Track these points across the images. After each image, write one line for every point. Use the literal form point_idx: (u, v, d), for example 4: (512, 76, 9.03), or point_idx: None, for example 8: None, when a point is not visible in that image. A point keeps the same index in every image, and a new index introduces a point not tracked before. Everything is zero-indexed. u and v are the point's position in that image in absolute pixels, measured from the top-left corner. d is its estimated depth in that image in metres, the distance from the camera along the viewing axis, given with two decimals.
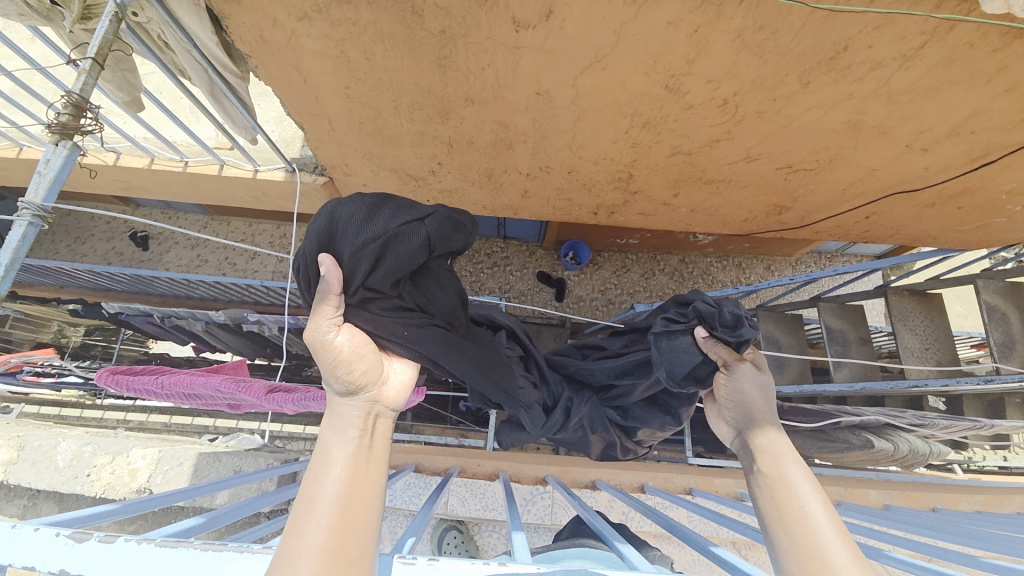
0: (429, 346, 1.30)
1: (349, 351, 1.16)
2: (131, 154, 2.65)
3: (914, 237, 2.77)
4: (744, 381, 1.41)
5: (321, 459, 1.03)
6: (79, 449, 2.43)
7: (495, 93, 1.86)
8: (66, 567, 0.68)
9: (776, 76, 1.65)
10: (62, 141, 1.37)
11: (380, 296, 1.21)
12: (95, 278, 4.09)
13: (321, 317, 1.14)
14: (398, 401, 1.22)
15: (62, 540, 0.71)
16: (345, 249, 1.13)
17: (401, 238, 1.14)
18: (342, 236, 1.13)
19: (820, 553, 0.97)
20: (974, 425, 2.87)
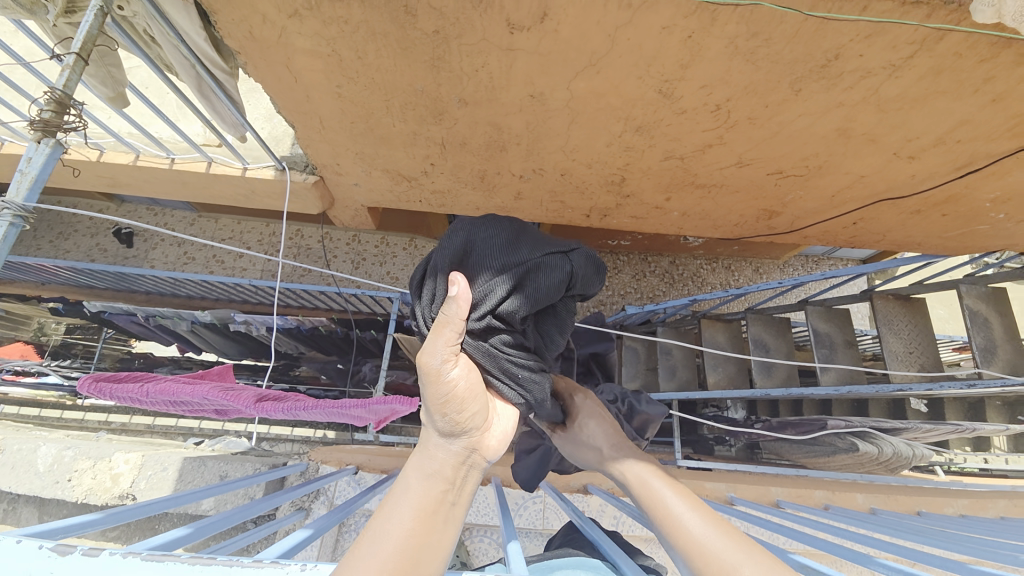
0: (534, 392, 1.23)
1: (464, 387, 1.08)
2: (116, 150, 2.60)
3: (900, 243, 2.81)
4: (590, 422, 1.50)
5: (398, 498, 0.95)
6: (59, 454, 2.37)
7: (489, 94, 1.85)
8: None
9: (768, 83, 1.66)
10: (45, 139, 1.34)
11: (507, 326, 1.17)
12: (76, 275, 4.00)
13: (438, 342, 1.03)
14: (495, 455, 1.15)
15: (44, 553, 0.68)
16: (486, 268, 1.11)
17: (546, 270, 1.14)
18: (485, 255, 1.13)
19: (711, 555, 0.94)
20: (956, 428, 2.91)
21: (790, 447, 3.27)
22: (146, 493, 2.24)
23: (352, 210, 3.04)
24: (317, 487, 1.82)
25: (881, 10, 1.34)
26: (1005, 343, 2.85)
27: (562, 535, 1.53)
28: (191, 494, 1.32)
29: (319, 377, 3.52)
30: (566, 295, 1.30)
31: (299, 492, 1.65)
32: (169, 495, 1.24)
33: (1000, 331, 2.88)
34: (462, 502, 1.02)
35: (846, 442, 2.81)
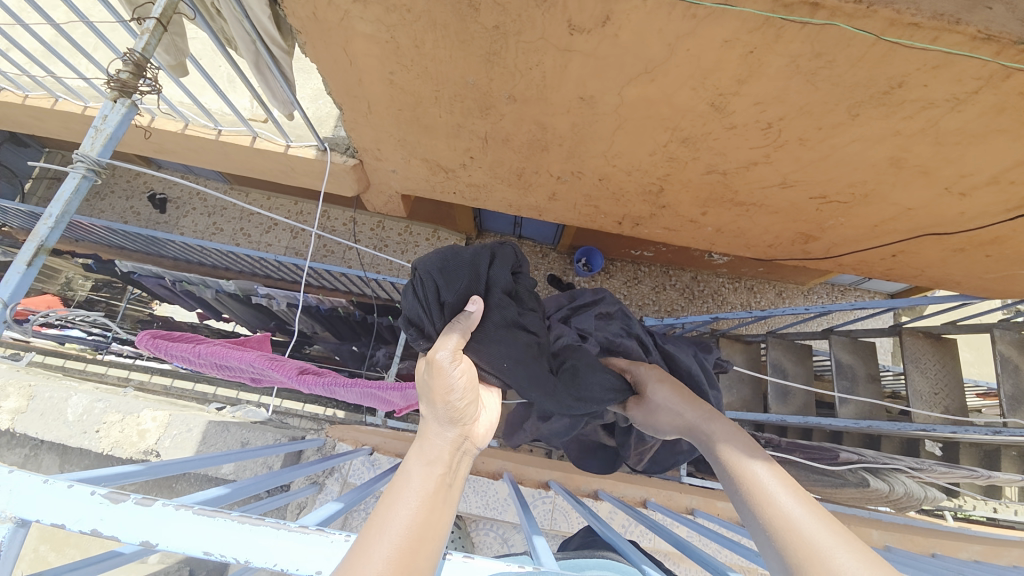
0: (524, 381, 1.46)
1: (463, 381, 1.14)
2: (166, 117, 2.67)
3: (937, 280, 2.74)
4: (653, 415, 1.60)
5: (400, 485, 0.94)
6: (90, 405, 2.45)
7: (539, 93, 1.86)
8: (97, 528, 0.69)
9: (825, 105, 1.64)
10: (121, 99, 1.43)
11: (495, 312, 1.39)
12: (111, 235, 4.12)
13: (451, 342, 1.14)
14: (484, 443, 1.18)
15: (98, 500, 0.72)
16: (466, 263, 1.33)
17: (500, 258, 1.43)
18: (456, 254, 1.33)
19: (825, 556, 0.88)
20: (973, 474, 2.85)
21: (798, 472, 3.21)
22: (171, 451, 2.30)
23: (385, 195, 3.08)
24: (333, 465, 1.86)
25: (951, 42, 1.30)
26: None
27: (581, 537, 1.56)
28: (218, 457, 1.38)
29: (335, 356, 3.57)
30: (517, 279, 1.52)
31: (317, 466, 1.71)
32: (198, 455, 1.31)
33: None
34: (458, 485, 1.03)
35: (857, 475, 2.76)
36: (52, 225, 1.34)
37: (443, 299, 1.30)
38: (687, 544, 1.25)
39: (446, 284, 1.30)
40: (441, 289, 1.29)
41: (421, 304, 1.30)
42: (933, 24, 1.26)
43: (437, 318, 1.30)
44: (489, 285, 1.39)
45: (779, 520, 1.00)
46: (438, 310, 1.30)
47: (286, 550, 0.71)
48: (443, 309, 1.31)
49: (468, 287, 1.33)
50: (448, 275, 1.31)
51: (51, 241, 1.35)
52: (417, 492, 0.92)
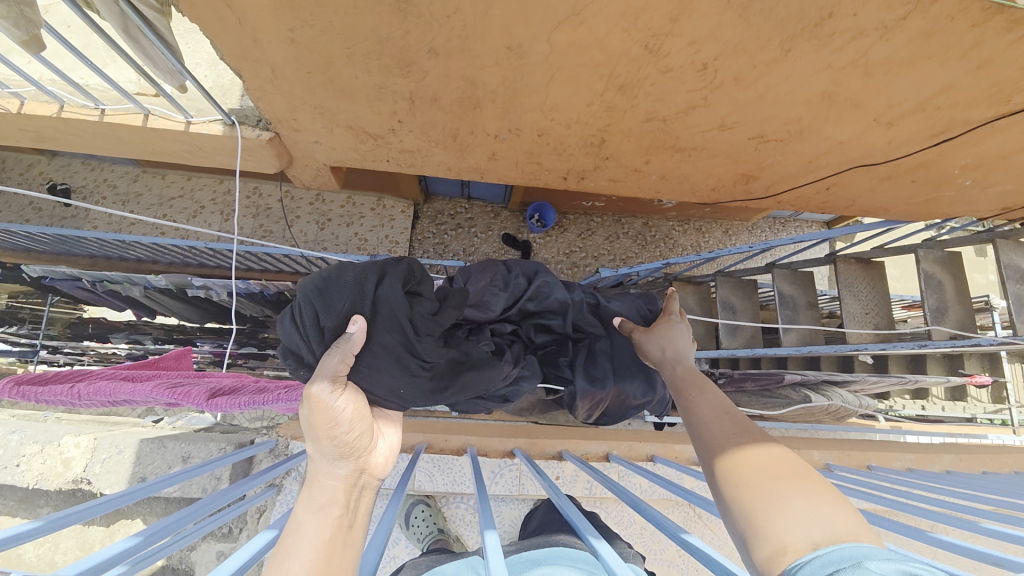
0: (418, 401, 1.37)
1: (351, 413, 1.12)
2: (35, 99, 2.29)
3: (868, 208, 2.86)
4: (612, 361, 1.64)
5: (291, 543, 0.95)
6: (3, 438, 2.20)
7: (461, 44, 1.69)
8: None
9: (758, 41, 1.58)
10: None
11: (383, 337, 1.26)
12: (7, 238, 3.64)
13: (328, 372, 1.11)
14: (385, 471, 1.18)
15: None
16: (347, 282, 1.20)
17: (392, 272, 1.27)
18: (340, 272, 1.21)
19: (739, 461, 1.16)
20: (901, 380, 3.13)
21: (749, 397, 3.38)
22: (102, 478, 2.13)
23: (313, 169, 2.82)
24: (287, 468, 1.77)
25: None
26: (956, 304, 3.01)
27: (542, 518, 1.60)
28: (134, 493, 1.28)
29: None
30: (420, 297, 1.33)
31: (259, 478, 1.62)
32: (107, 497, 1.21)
33: (953, 293, 3.03)
34: (358, 522, 1.05)
35: (800, 394, 2.98)
36: None
37: (323, 323, 1.19)
38: (643, 505, 1.29)
39: (326, 307, 1.19)
40: (319, 314, 1.18)
41: (299, 330, 1.20)
42: None
43: (314, 344, 1.19)
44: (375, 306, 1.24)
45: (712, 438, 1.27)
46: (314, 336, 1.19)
47: None
48: (323, 335, 1.20)
49: (352, 307, 1.21)
50: (329, 296, 1.19)
51: None
52: (310, 547, 0.93)
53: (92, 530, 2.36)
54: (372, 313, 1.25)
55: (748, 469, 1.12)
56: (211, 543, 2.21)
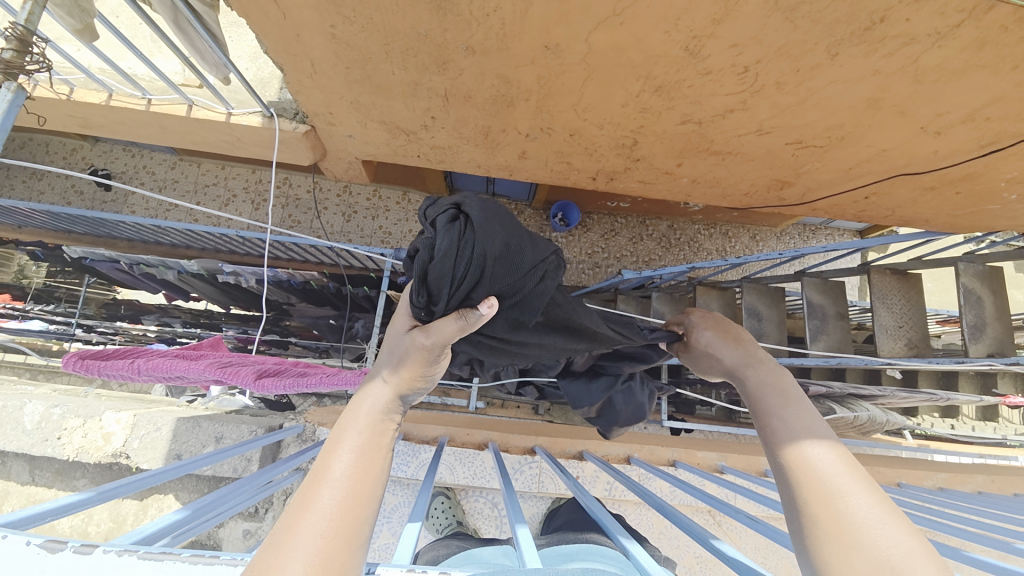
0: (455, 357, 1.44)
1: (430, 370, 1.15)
2: (86, 88, 2.39)
3: (907, 219, 2.76)
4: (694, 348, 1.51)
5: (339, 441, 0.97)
6: (47, 411, 2.32)
7: (499, 42, 1.69)
8: None
9: (804, 45, 1.55)
10: (6, 82, 1.27)
11: (498, 313, 1.29)
12: (54, 219, 3.82)
13: (444, 337, 1.13)
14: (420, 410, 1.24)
15: (33, 550, 0.69)
16: (522, 265, 1.17)
17: (557, 269, 1.27)
18: (521, 249, 1.16)
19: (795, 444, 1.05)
20: (932, 397, 3.01)
21: None
22: (141, 453, 2.23)
23: (346, 162, 2.87)
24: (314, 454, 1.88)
25: None
26: (994, 322, 2.89)
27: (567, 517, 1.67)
28: (167, 470, 1.27)
29: (309, 333, 3.45)
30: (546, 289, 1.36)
31: (287, 463, 1.65)
32: (136, 475, 1.18)
33: (992, 311, 2.91)
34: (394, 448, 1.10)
35: (824, 406, 2.93)
36: None
37: (472, 295, 1.13)
38: (669, 510, 1.28)
39: (488, 283, 1.13)
40: (477, 289, 1.12)
41: (453, 283, 1.08)
42: None
43: (454, 298, 1.11)
44: (520, 297, 1.24)
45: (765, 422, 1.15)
46: (462, 295, 1.10)
47: None
48: (461, 300, 1.14)
49: (500, 291, 1.18)
50: (496, 268, 1.12)
51: None
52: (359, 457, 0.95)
53: (126, 504, 2.46)
54: (509, 299, 1.23)
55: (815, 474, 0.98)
56: (238, 521, 2.34)
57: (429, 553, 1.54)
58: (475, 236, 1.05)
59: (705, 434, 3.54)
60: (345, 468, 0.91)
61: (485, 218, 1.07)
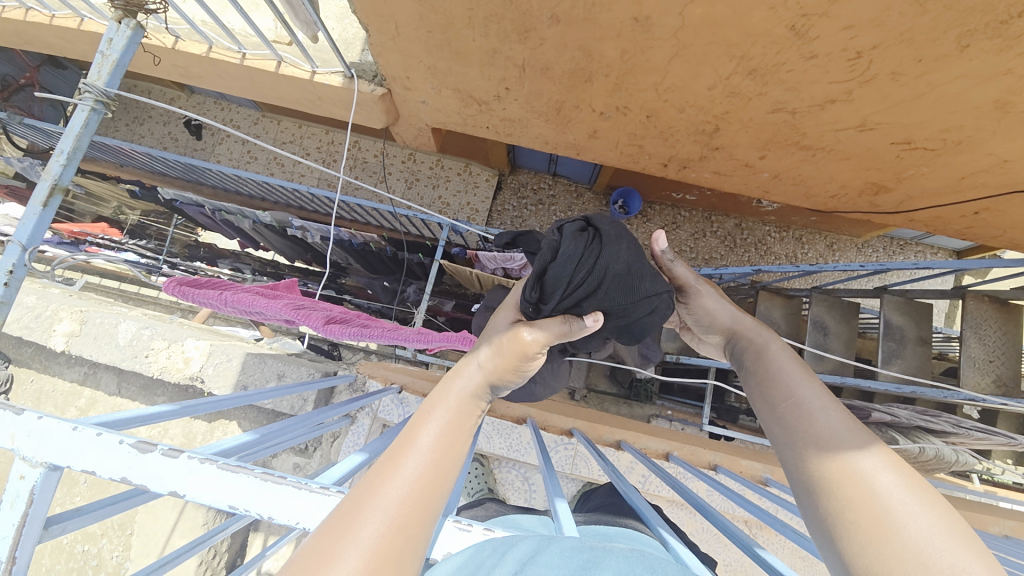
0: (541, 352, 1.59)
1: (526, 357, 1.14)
2: (190, 39, 2.56)
3: (1022, 242, 2.43)
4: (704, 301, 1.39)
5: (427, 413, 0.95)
6: (137, 331, 2.59)
7: (586, 12, 1.63)
8: (127, 475, 0.78)
9: (933, 31, 1.38)
10: (125, 20, 1.62)
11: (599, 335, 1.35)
12: (152, 162, 4.18)
13: (547, 334, 1.16)
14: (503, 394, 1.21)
15: (126, 448, 0.79)
16: (637, 290, 1.22)
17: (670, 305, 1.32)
18: (640, 277, 1.22)
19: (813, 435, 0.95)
20: (1013, 442, 2.70)
21: None
22: (215, 379, 2.46)
23: (416, 128, 2.92)
24: (363, 404, 1.97)
25: None
26: None
27: (603, 499, 1.68)
28: (234, 398, 1.37)
29: (366, 292, 3.55)
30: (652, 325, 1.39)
31: (338, 408, 1.74)
32: (208, 398, 1.30)
33: None
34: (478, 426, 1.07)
35: (886, 435, 2.71)
36: (64, 163, 1.57)
37: (582, 301, 1.19)
38: (709, 510, 1.24)
39: (599, 296, 1.18)
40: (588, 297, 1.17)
41: (569, 283, 1.15)
42: None
43: (566, 300, 1.17)
44: (624, 319, 1.27)
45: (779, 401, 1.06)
46: (575, 299, 1.17)
47: (301, 508, 0.79)
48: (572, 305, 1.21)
49: (608, 308, 1.22)
50: (614, 284, 1.18)
51: (66, 178, 1.59)
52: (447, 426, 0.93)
53: (196, 424, 2.73)
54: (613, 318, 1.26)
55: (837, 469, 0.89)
56: (289, 455, 2.54)
57: (472, 510, 1.60)
58: (606, 249, 1.14)
59: (748, 445, 3.39)
60: (432, 440, 0.89)
61: (617, 236, 1.18)
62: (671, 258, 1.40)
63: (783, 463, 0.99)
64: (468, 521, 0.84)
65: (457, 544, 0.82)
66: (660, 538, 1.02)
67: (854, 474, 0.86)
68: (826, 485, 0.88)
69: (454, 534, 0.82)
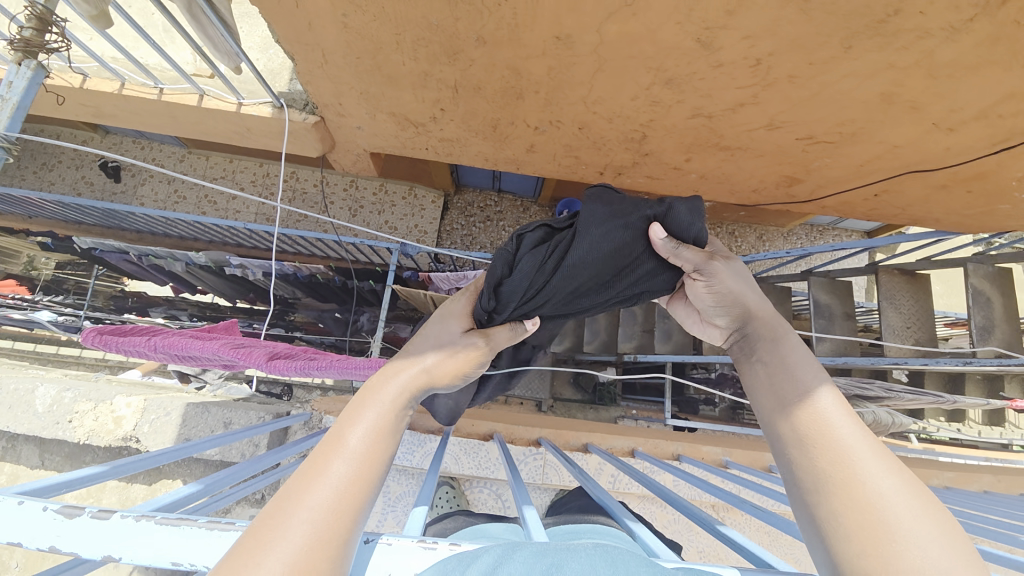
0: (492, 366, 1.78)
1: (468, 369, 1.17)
2: (99, 76, 2.41)
3: (918, 217, 2.72)
4: (725, 278, 1.13)
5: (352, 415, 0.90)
6: (58, 395, 2.36)
7: (510, 33, 1.70)
8: (55, 544, 0.67)
9: (818, 37, 1.54)
10: (25, 61, 1.41)
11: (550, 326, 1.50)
12: (64, 209, 3.85)
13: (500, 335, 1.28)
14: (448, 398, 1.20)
15: (50, 516, 0.69)
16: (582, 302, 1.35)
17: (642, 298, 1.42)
18: (590, 294, 1.33)
19: (821, 435, 0.86)
20: (939, 400, 2.95)
21: None
22: (151, 437, 2.27)
23: (354, 154, 2.88)
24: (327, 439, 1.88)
25: None
26: (1002, 323, 2.89)
27: (576, 502, 1.69)
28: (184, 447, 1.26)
29: (317, 326, 3.42)
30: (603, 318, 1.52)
31: (297, 446, 1.65)
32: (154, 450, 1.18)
33: (1001, 312, 2.91)
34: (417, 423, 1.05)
35: None
36: None
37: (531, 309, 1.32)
38: (672, 497, 1.31)
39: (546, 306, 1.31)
40: (535, 306, 1.30)
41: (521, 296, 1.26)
42: None
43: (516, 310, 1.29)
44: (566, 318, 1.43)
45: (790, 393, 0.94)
46: (524, 308, 1.30)
47: None
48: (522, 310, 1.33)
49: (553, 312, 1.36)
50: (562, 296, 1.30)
51: None
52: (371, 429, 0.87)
53: (135, 488, 2.49)
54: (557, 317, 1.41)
55: (845, 475, 0.80)
56: (244, 507, 2.37)
57: (439, 528, 1.57)
58: (561, 269, 1.24)
59: (709, 432, 3.54)
60: (359, 445, 0.84)
61: (579, 261, 1.23)
62: (676, 247, 1.16)
63: (777, 457, 0.93)
64: (433, 538, 0.76)
65: (422, 563, 0.74)
66: (627, 530, 1.06)
67: (854, 476, 0.79)
68: (824, 484, 0.81)
69: (418, 553, 0.75)
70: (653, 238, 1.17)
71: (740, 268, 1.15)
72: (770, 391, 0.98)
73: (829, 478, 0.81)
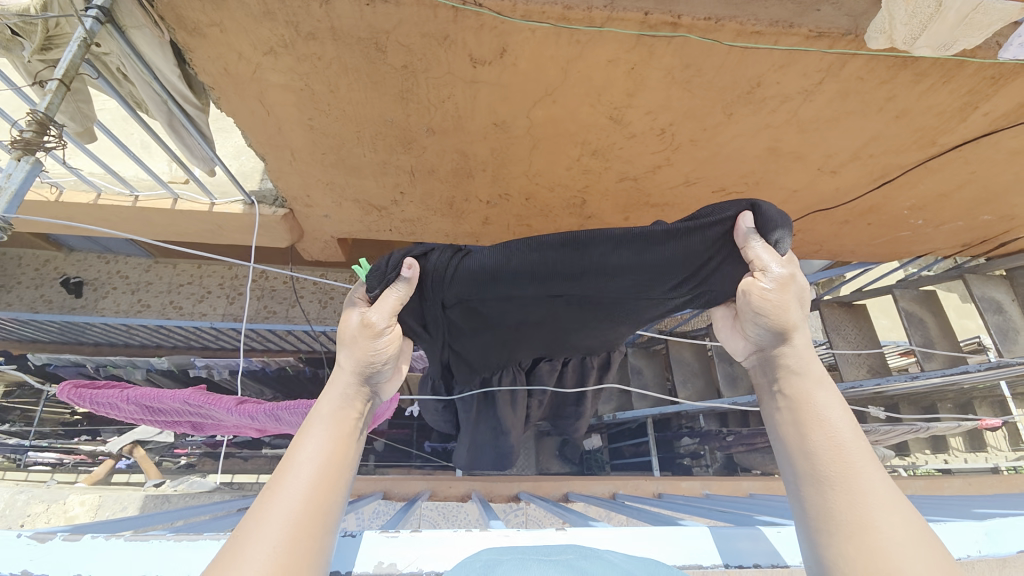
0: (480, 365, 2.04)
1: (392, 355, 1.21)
2: (76, 190, 2.57)
3: (837, 252, 3.07)
4: (781, 296, 1.16)
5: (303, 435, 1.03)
6: (10, 500, 2.63)
7: (454, 123, 1.99)
8: (28, 567, 0.81)
9: (704, 107, 1.87)
10: (24, 157, 1.35)
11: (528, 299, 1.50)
12: (20, 327, 3.78)
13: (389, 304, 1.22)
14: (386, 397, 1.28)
15: (25, 541, 0.83)
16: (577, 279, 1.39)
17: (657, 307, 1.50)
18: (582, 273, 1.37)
19: (846, 480, 0.96)
20: (913, 428, 3.13)
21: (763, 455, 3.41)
22: None
23: (322, 242, 3.06)
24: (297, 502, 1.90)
25: (790, 43, 1.55)
26: (941, 339, 3.15)
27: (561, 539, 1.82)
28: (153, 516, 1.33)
29: None
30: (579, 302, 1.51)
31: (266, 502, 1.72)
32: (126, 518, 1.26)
33: (936, 329, 3.20)
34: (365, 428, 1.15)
35: None
36: None
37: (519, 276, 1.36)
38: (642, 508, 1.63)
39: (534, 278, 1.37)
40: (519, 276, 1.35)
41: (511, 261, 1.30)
42: (772, 31, 1.51)
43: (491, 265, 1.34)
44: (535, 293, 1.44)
45: (821, 435, 1.04)
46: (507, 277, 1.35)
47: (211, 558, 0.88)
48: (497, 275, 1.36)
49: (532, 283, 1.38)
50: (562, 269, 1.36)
51: None
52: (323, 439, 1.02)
53: None
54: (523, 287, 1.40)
55: (862, 518, 0.91)
56: None
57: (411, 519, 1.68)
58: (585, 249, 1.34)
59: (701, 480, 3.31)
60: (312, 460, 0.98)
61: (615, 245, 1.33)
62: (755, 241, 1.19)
63: (792, 491, 1.04)
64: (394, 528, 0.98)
65: (386, 550, 0.94)
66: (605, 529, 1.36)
67: (870, 521, 0.90)
68: (839, 524, 0.93)
69: (382, 541, 0.96)
70: (739, 226, 1.22)
71: (801, 289, 1.17)
72: (798, 430, 1.08)
73: (848, 517, 0.92)
